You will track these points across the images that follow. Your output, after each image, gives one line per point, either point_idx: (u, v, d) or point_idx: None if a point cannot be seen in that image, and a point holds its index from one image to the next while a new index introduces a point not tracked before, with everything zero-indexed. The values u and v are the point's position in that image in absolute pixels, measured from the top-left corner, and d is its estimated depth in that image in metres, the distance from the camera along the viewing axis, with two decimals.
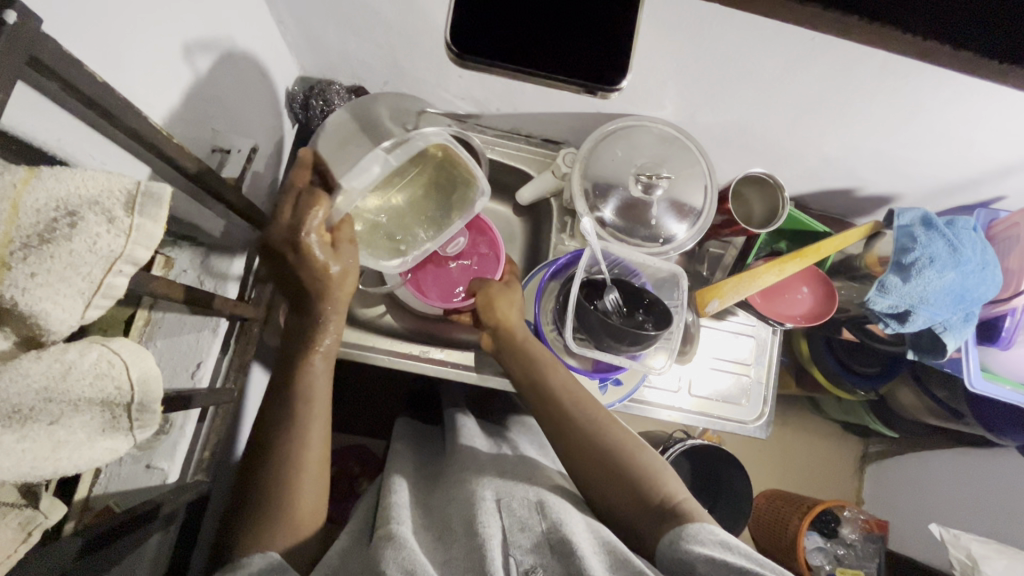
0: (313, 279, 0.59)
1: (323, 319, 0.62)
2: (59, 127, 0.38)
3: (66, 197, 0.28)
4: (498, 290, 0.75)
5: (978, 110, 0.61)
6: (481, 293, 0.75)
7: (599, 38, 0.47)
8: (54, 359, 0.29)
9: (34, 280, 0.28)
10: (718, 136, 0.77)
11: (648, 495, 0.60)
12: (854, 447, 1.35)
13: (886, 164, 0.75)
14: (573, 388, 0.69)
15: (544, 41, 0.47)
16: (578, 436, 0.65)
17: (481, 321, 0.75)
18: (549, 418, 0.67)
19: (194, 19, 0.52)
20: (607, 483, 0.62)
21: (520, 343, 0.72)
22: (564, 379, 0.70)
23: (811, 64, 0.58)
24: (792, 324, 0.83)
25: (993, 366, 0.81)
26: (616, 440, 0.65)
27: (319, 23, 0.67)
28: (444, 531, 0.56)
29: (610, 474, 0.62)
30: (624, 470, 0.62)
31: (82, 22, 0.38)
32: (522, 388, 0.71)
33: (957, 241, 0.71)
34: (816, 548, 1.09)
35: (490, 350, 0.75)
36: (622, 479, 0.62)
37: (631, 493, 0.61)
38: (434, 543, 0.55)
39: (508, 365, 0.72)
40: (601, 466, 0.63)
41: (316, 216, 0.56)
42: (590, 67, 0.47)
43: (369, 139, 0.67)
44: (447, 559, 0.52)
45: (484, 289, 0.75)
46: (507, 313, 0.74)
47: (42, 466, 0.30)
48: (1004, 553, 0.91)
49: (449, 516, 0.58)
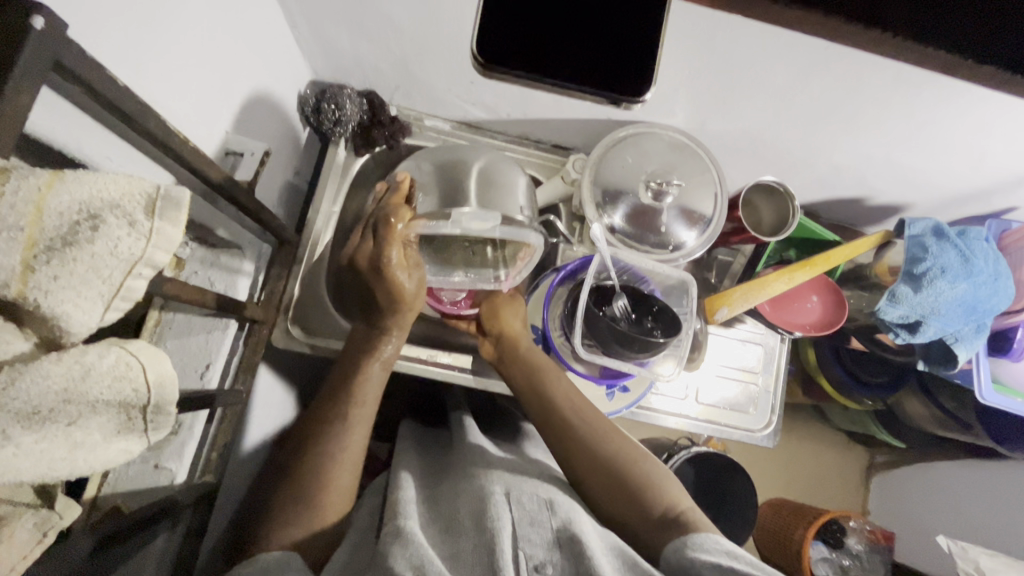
0: (389, 297, 0.65)
1: (383, 333, 0.67)
2: (80, 130, 0.39)
3: (88, 201, 0.29)
4: (504, 301, 0.77)
5: (990, 120, 0.60)
6: (486, 304, 0.77)
7: (623, 53, 0.47)
8: (74, 361, 0.30)
9: (57, 282, 0.28)
10: (728, 143, 0.77)
11: (649, 501, 0.60)
12: (859, 456, 1.35)
13: (897, 174, 0.75)
14: (573, 397, 0.69)
15: (568, 48, 0.46)
16: (579, 442, 0.65)
17: (482, 329, 0.77)
18: (549, 426, 0.67)
19: (212, 24, 0.52)
20: (609, 487, 0.62)
21: (522, 352, 0.72)
22: (564, 388, 0.70)
23: (823, 73, 0.58)
24: (802, 332, 0.82)
25: (1003, 378, 0.80)
26: (615, 448, 0.65)
27: (334, 29, 0.68)
28: (451, 524, 0.56)
29: (612, 478, 0.63)
30: (624, 475, 0.63)
31: (103, 25, 0.38)
32: (523, 396, 0.70)
33: (969, 251, 0.71)
34: (822, 559, 1.08)
35: (490, 359, 0.74)
36: (626, 483, 0.62)
37: (633, 498, 0.61)
38: (440, 536, 0.55)
39: (508, 377, 0.72)
40: (604, 469, 0.63)
41: (394, 252, 0.63)
42: (613, 80, 0.47)
43: (457, 178, 0.71)
44: (455, 552, 0.52)
45: (489, 299, 0.77)
46: (510, 322, 0.75)
47: (59, 466, 0.30)
48: (1012, 566, 0.90)
49: (457, 510, 0.57)
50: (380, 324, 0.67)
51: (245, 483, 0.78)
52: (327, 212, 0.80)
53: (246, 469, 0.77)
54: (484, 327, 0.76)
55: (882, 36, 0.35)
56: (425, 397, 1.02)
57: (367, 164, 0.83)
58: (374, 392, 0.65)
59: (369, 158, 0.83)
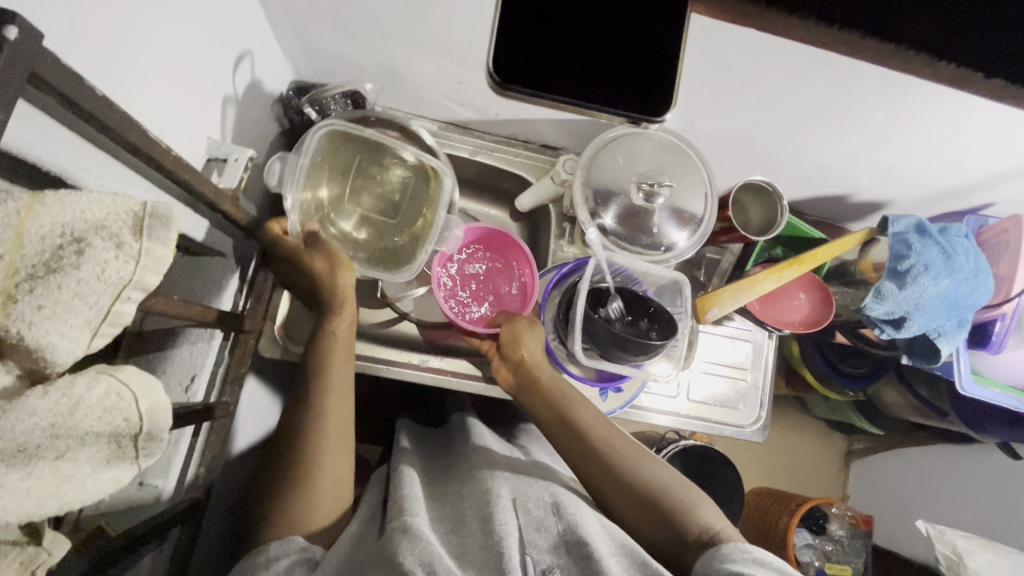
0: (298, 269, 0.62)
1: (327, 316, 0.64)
2: (57, 142, 0.36)
3: (72, 223, 0.28)
4: (526, 325, 0.71)
5: (966, 120, 0.62)
6: (508, 327, 0.71)
7: (626, 57, 0.49)
8: (61, 395, 0.29)
9: (41, 312, 0.28)
10: (716, 143, 0.77)
11: (641, 490, 0.60)
12: (839, 444, 1.38)
13: (879, 173, 0.77)
14: (601, 427, 0.65)
15: (588, 61, 0.49)
16: (599, 468, 0.62)
17: (502, 353, 0.71)
18: (574, 450, 0.64)
19: (190, 23, 0.50)
20: (636, 510, 0.60)
21: (546, 384, 0.68)
22: (593, 418, 0.66)
23: (812, 73, 0.58)
24: (790, 330, 0.83)
25: (984, 370, 0.83)
26: (602, 433, 0.65)
27: (317, 28, 0.65)
28: (458, 525, 0.55)
29: (634, 499, 0.60)
30: (652, 503, 0.59)
31: (70, 24, 0.36)
32: (542, 421, 0.67)
33: (951, 248, 0.73)
34: (806, 545, 1.09)
35: (507, 386, 0.71)
36: (658, 512, 0.59)
37: (625, 486, 0.61)
38: (448, 535, 0.55)
39: (530, 409, 0.68)
40: (595, 457, 0.63)
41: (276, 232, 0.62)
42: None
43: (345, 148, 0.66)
44: (463, 551, 0.52)
45: (510, 322, 0.71)
46: (533, 351, 0.69)
47: (49, 503, 0.29)
48: (987, 548, 0.93)
49: (464, 510, 0.57)
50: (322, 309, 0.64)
51: (231, 495, 0.76)
52: None
53: (235, 480, 0.76)
54: (503, 352, 0.71)
55: None
56: (412, 400, 1.01)
57: None
58: (343, 386, 0.63)
59: None
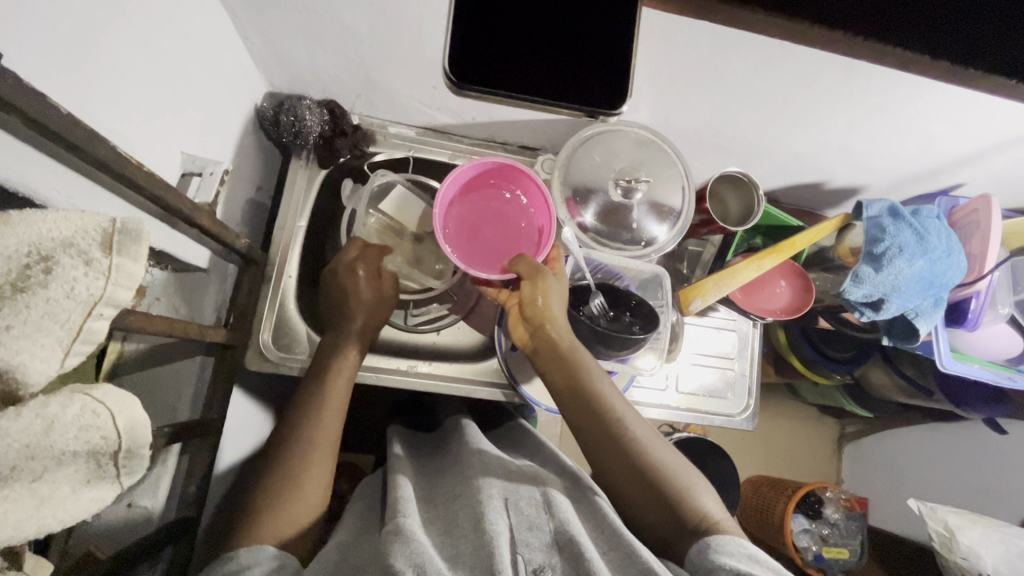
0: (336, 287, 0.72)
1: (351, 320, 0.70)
2: (19, 161, 0.36)
3: (39, 242, 0.30)
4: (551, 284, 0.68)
5: (927, 105, 0.64)
6: (528, 279, 0.67)
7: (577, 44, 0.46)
8: (35, 415, 0.30)
9: (10, 333, 0.29)
10: (692, 137, 0.79)
11: (649, 470, 0.61)
12: (831, 428, 1.40)
13: (853, 159, 0.78)
14: (618, 404, 0.65)
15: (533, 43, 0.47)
16: (616, 449, 0.62)
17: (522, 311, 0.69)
18: (596, 427, 0.64)
19: (155, 39, 0.49)
20: (646, 498, 0.60)
21: (569, 354, 0.66)
22: (610, 393, 0.65)
23: (779, 63, 0.59)
24: (772, 317, 0.84)
25: (963, 347, 0.85)
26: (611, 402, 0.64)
27: (287, 40, 0.65)
28: (451, 527, 0.56)
29: (645, 488, 0.60)
30: (661, 489, 0.60)
31: (30, 46, 0.36)
32: (559, 390, 0.66)
33: (924, 229, 0.74)
34: (802, 530, 1.11)
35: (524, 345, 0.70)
36: (663, 500, 0.59)
37: (631, 462, 0.62)
38: (439, 538, 0.55)
39: (548, 372, 0.67)
40: (612, 440, 0.63)
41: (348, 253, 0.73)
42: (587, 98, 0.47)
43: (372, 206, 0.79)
44: (455, 553, 0.52)
45: (534, 276, 0.67)
46: (557, 314, 0.67)
47: (25, 526, 0.30)
48: (977, 521, 0.94)
49: (456, 515, 0.57)
50: (341, 317, 0.71)
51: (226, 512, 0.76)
52: (293, 227, 0.77)
53: (229, 497, 0.76)
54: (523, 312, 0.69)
55: (857, 40, 0.34)
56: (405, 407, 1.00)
57: (332, 174, 0.82)
58: (339, 397, 0.66)
59: (334, 169, 0.81)
